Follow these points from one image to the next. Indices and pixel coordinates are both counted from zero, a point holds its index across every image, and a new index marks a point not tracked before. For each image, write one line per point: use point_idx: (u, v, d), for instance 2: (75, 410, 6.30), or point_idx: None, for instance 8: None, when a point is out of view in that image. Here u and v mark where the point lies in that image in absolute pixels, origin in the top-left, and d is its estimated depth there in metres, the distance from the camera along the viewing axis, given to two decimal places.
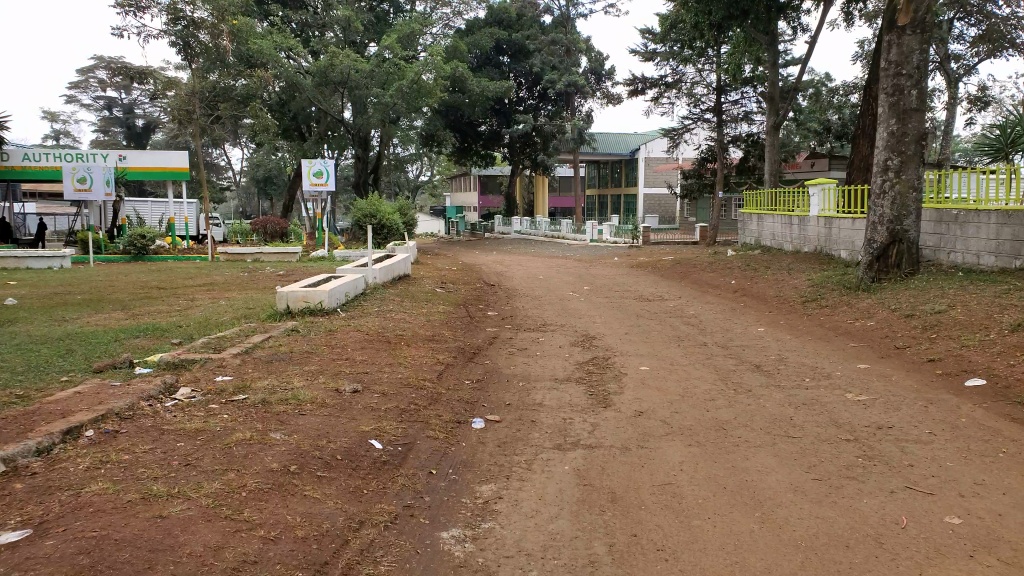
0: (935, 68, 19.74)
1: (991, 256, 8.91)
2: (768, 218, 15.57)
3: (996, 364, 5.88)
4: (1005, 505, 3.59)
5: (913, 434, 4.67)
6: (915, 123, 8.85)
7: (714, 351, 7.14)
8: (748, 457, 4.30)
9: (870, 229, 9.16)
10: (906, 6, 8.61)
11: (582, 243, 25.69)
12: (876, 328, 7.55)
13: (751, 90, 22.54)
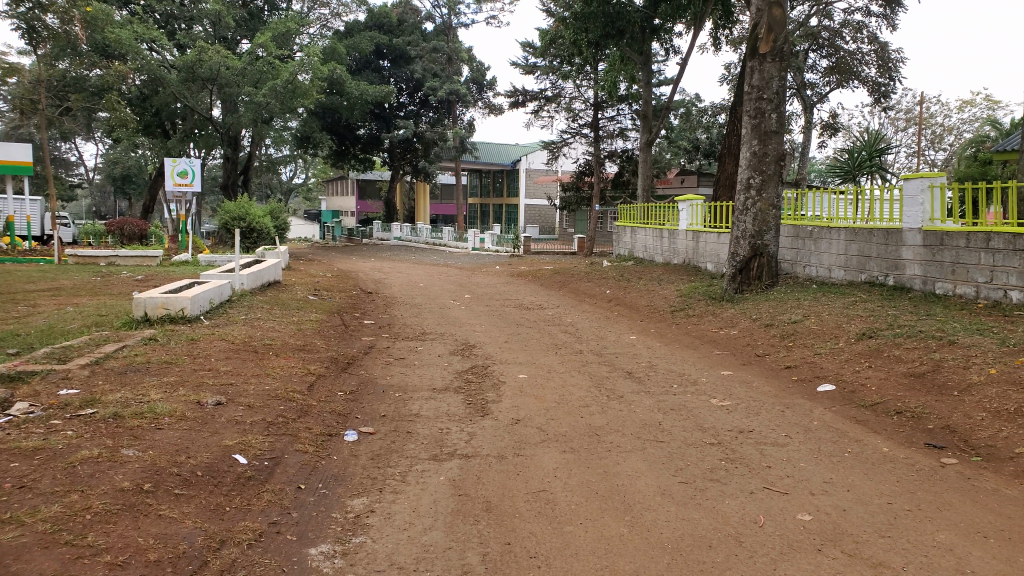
0: (793, 95, 21.13)
1: (841, 270, 9.62)
2: (641, 231, 16.15)
3: (844, 370, 6.33)
4: (850, 502, 3.85)
5: (771, 437, 4.95)
6: (775, 144, 9.40)
7: (589, 359, 7.30)
8: (619, 462, 4.41)
9: (734, 243, 9.67)
10: (767, 35, 9.13)
11: (463, 252, 25.74)
12: (739, 337, 7.96)
13: (627, 107, 23.32)
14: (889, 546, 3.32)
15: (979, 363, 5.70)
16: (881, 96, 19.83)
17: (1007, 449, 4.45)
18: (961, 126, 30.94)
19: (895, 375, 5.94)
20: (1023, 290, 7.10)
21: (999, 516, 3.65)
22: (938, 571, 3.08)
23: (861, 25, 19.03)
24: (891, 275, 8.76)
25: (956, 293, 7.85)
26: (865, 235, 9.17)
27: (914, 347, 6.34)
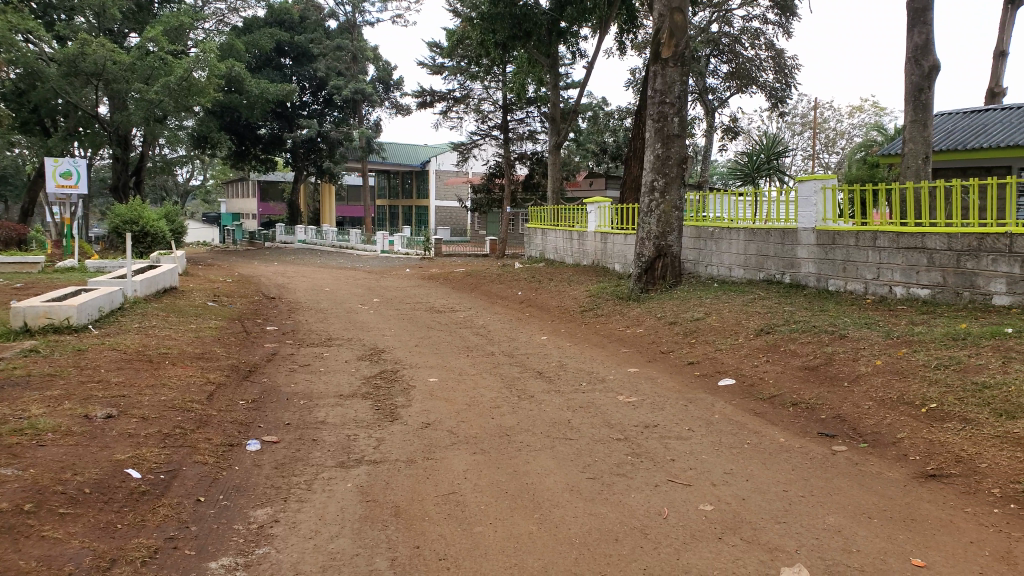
0: (695, 99, 21.82)
1: (740, 269, 10.04)
2: (551, 233, 16.36)
3: (743, 365, 6.60)
4: (749, 491, 4.01)
5: (675, 431, 5.10)
6: (677, 148, 9.68)
7: (500, 360, 7.34)
8: (529, 461, 4.45)
9: (639, 244, 9.92)
10: (668, 40, 9.37)
11: (372, 255, 25.40)
12: (645, 335, 8.17)
13: (536, 109, 23.56)
14: (784, 531, 3.48)
15: (866, 355, 6.06)
16: (777, 101, 20.75)
17: (890, 435, 4.75)
18: (852, 131, 32.72)
19: (791, 368, 6.23)
20: (906, 285, 7.63)
21: (883, 497, 3.89)
22: (828, 552, 3.26)
23: (758, 33, 19.85)
24: (787, 274, 9.20)
25: (847, 289, 8.34)
26: (762, 235, 9.59)
27: (808, 341, 6.68)
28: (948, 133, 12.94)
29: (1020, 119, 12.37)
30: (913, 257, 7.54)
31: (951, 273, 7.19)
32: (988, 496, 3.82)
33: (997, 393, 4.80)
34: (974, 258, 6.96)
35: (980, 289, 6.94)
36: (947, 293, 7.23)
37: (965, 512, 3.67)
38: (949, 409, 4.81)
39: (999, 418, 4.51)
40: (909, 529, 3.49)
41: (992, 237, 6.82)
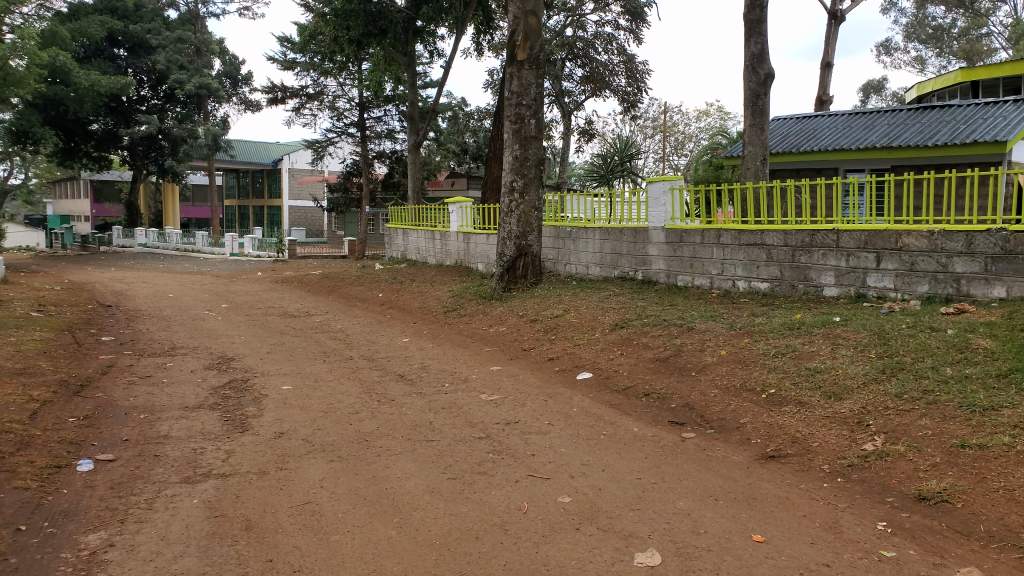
0: (552, 101, 22.32)
1: (596, 267, 10.36)
2: (412, 233, 16.24)
3: (600, 359, 6.81)
4: (604, 480, 4.14)
5: (535, 426, 5.19)
6: (534, 149, 9.84)
7: (359, 364, 7.19)
8: (388, 465, 4.39)
9: (500, 244, 10.02)
10: (523, 42, 9.50)
11: (221, 258, 24.19)
12: (507, 333, 8.27)
13: (393, 108, 23.31)
14: (637, 518, 3.62)
15: (712, 345, 6.42)
16: (629, 105, 21.61)
17: (734, 420, 5.06)
18: (698, 134, 34.66)
19: (644, 361, 6.50)
20: (747, 279, 8.19)
21: (726, 479, 4.14)
22: (677, 535, 3.41)
23: (611, 38, 20.57)
24: (640, 271, 9.59)
25: (694, 284, 8.82)
26: (617, 234, 9.95)
27: (659, 334, 6.99)
28: (784, 137, 13.92)
29: (844, 125, 13.54)
30: (753, 253, 8.09)
31: (787, 267, 7.78)
32: (819, 472, 4.15)
33: (826, 377, 5.24)
34: (806, 253, 7.57)
35: (812, 282, 7.57)
36: (784, 286, 7.82)
37: (799, 487, 3.97)
38: (785, 394, 5.18)
39: (828, 399, 4.93)
40: (751, 508, 3.73)
41: (822, 233, 7.45)
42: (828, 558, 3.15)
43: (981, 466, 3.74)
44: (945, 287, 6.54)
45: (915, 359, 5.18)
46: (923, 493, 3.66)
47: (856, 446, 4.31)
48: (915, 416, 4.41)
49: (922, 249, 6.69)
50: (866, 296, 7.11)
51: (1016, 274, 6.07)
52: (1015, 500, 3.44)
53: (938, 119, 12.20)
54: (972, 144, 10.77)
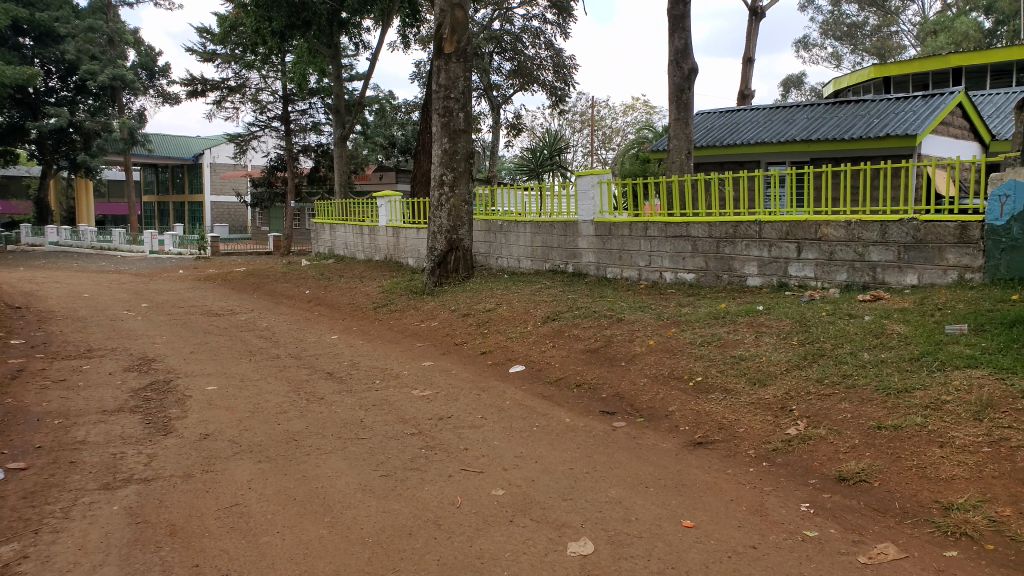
0: (480, 94, 22.27)
1: (528, 260, 10.41)
2: (340, 228, 16.00)
3: (532, 352, 6.86)
4: (537, 472, 4.19)
5: (467, 421, 5.19)
6: (464, 142, 9.79)
7: (287, 363, 7.04)
8: (318, 464, 4.32)
9: (431, 238, 9.96)
10: (450, 36, 9.42)
11: (139, 256, 23.31)
12: (438, 328, 8.23)
13: (319, 101, 22.91)
14: (569, 508, 3.67)
15: (641, 336, 6.55)
16: (557, 100, 21.76)
17: (663, 408, 5.18)
18: (625, 129, 35.20)
19: (575, 352, 6.58)
20: (674, 271, 8.38)
21: (657, 466, 4.24)
22: (609, 523, 3.48)
23: (539, 32, 20.65)
24: (570, 263, 9.69)
25: (623, 276, 8.97)
26: (547, 227, 10.02)
27: (590, 325, 7.09)
28: (708, 131, 14.26)
29: (765, 119, 13.96)
30: (680, 245, 8.28)
31: (712, 258, 8.00)
32: (745, 457, 4.29)
33: (751, 364, 5.43)
34: (730, 244, 7.80)
35: (736, 272, 7.80)
36: (709, 277, 8.04)
37: (726, 473, 4.10)
38: (712, 381, 5.34)
39: (753, 386, 5.10)
40: (680, 494, 3.83)
41: (745, 225, 7.69)
42: (755, 540, 3.26)
43: (896, 446, 3.94)
44: (862, 275, 6.86)
45: (835, 346, 5.41)
46: (843, 474, 3.83)
47: (780, 430, 4.48)
48: (835, 400, 4.61)
49: (840, 239, 6.98)
50: (788, 285, 7.39)
51: (926, 261, 6.42)
52: (925, 476, 3.64)
53: (852, 114, 12.71)
54: (884, 138, 11.27)
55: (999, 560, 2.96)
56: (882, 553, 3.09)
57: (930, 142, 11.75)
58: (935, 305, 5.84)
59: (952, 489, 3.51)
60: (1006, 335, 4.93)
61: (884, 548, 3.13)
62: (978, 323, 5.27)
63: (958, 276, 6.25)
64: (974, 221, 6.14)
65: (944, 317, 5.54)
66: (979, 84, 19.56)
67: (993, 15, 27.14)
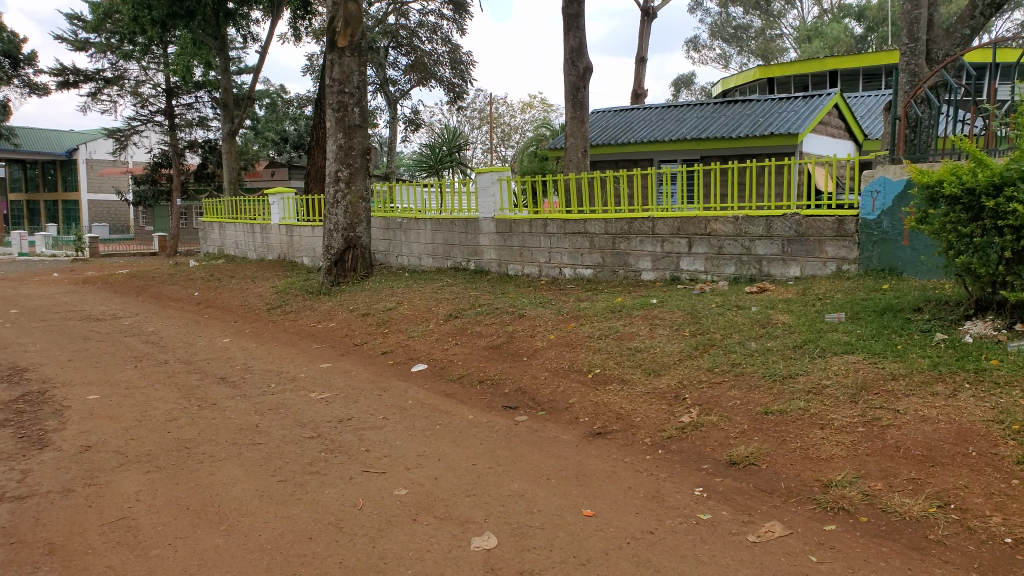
0: (376, 89, 21.92)
1: (429, 258, 10.36)
2: (230, 227, 15.42)
3: (434, 350, 6.83)
4: (439, 469, 4.18)
5: (368, 422, 5.11)
6: (359, 138, 9.59)
7: (176, 369, 6.73)
8: (212, 472, 4.16)
9: (327, 236, 9.74)
10: (344, 30, 9.19)
11: (8, 258, 21.72)
12: (336, 328, 8.07)
13: (205, 94, 21.99)
14: (472, 504, 3.68)
15: (542, 331, 6.63)
16: (455, 96, 21.69)
17: (564, 401, 5.27)
18: (523, 126, 35.53)
19: (478, 349, 6.60)
20: (573, 266, 8.53)
21: (558, 458, 4.31)
22: (512, 516, 3.51)
23: (435, 28, 20.52)
24: (471, 260, 9.71)
25: (524, 273, 9.06)
26: (448, 224, 9.99)
27: (492, 322, 7.13)
28: (603, 129, 14.57)
29: (657, 118, 14.38)
30: (577, 241, 8.44)
31: (608, 254, 8.20)
32: (642, 445, 4.42)
33: (646, 355, 5.60)
34: (625, 240, 8.02)
35: (632, 267, 8.03)
36: (606, 272, 8.23)
37: (625, 461, 4.21)
38: (610, 373, 5.47)
39: (648, 375, 5.27)
40: (581, 484, 3.91)
41: (639, 221, 7.92)
42: (652, 526, 3.37)
43: (781, 430, 4.16)
44: (748, 268, 7.19)
45: (724, 335, 5.65)
46: (733, 458, 4.01)
47: (674, 418, 4.64)
48: (725, 388, 4.82)
49: (728, 233, 7.29)
50: (680, 278, 7.66)
51: (807, 254, 6.81)
52: (807, 457, 3.85)
53: (738, 114, 13.29)
54: (768, 137, 11.85)
55: (873, 530, 3.17)
56: (769, 531, 3.26)
57: (809, 141, 12.43)
58: (815, 295, 6.20)
59: (831, 467, 3.73)
60: (878, 321, 5.28)
61: (771, 526, 3.29)
62: (854, 311, 5.62)
63: (836, 267, 6.67)
64: (850, 216, 6.57)
65: (823, 307, 5.89)
66: (853, 86, 20.81)
67: (863, 21, 28.94)
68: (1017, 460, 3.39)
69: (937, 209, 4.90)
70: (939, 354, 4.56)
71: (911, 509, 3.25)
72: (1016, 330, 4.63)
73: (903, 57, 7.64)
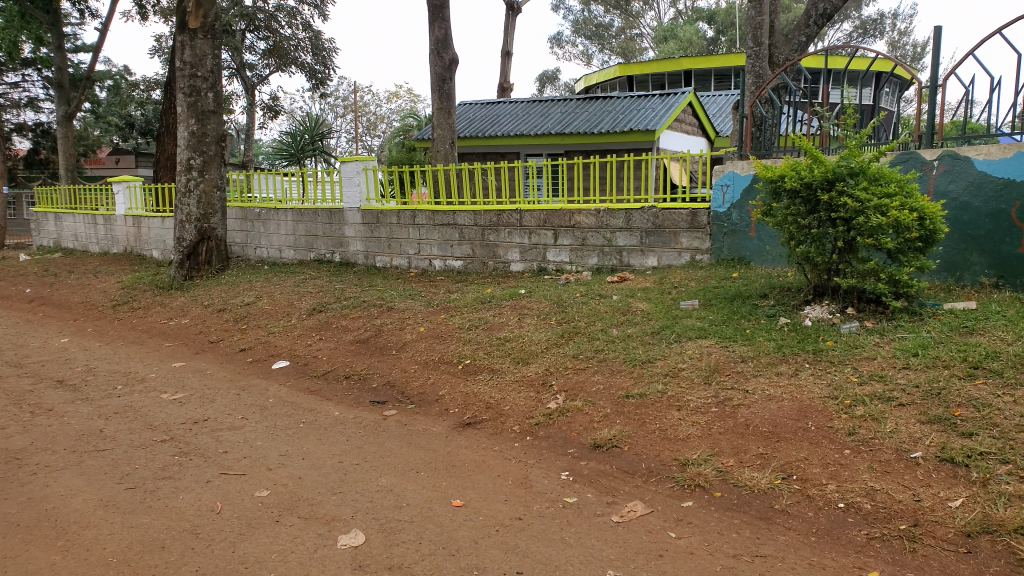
0: (231, 74, 20.86)
1: (290, 250, 10.01)
2: (66, 218, 14.23)
3: (296, 345, 6.59)
4: (304, 469, 4.04)
5: (227, 423, 4.87)
6: (213, 125, 9.05)
7: (4, 373, 6.12)
8: (48, 484, 3.82)
9: (178, 228, 9.18)
10: (195, 9, 8.62)
11: None
12: (190, 325, 7.61)
13: (35, 73, 20.13)
14: (339, 501, 3.58)
15: (411, 323, 6.57)
16: (317, 83, 20.99)
17: (433, 393, 5.24)
18: (389, 116, 35.06)
19: (344, 343, 6.44)
20: (443, 258, 8.50)
21: (427, 450, 4.28)
22: (380, 511, 3.45)
23: (295, 12, 19.73)
24: (337, 252, 9.46)
25: (392, 264, 8.94)
26: (310, 215, 9.68)
27: (358, 316, 6.98)
28: (470, 121, 14.61)
29: (523, 112, 14.56)
30: (446, 233, 8.41)
31: (477, 245, 8.22)
32: (511, 433, 4.47)
33: (514, 344, 5.67)
34: (493, 232, 8.07)
35: (500, 259, 8.09)
36: (475, 263, 8.26)
37: (494, 450, 4.24)
38: (479, 363, 5.49)
39: (516, 364, 5.34)
40: (450, 475, 3.90)
41: (508, 213, 7.98)
42: (520, 512, 3.40)
43: (642, 412, 4.32)
44: (610, 259, 7.43)
45: (588, 323, 5.81)
46: (597, 441, 4.12)
47: (541, 404, 4.72)
48: (589, 373, 4.96)
49: (591, 226, 7.48)
50: (547, 269, 7.79)
51: (664, 244, 7.13)
52: (666, 437, 4.02)
53: (600, 110, 13.68)
54: (628, 133, 12.28)
55: (725, 504, 3.36)
56: (631, 510, 3.37)
57: (666, 137, 13.00)
58: (671, 284, 6.49)
59: (688, 446, 3.91)
60: (728, 308, 5.60)
61: (633, 506, 3.41)
62: (707, 298, 5.93)
63: (690, 257, 7.02)
64: (702, 209, 6.92)
65: (679, 295, 6.17)
66: (705, 85, 21.95)
67: (714, 24, 30.62)
68: (849, 432, 3.68)
69: (780, 203, 5.24)
70: (783, 337, 4.88)
71: (759, 482, 3.46)
72: (847, 314, 5.04)
73: (749, 59, 8.11)
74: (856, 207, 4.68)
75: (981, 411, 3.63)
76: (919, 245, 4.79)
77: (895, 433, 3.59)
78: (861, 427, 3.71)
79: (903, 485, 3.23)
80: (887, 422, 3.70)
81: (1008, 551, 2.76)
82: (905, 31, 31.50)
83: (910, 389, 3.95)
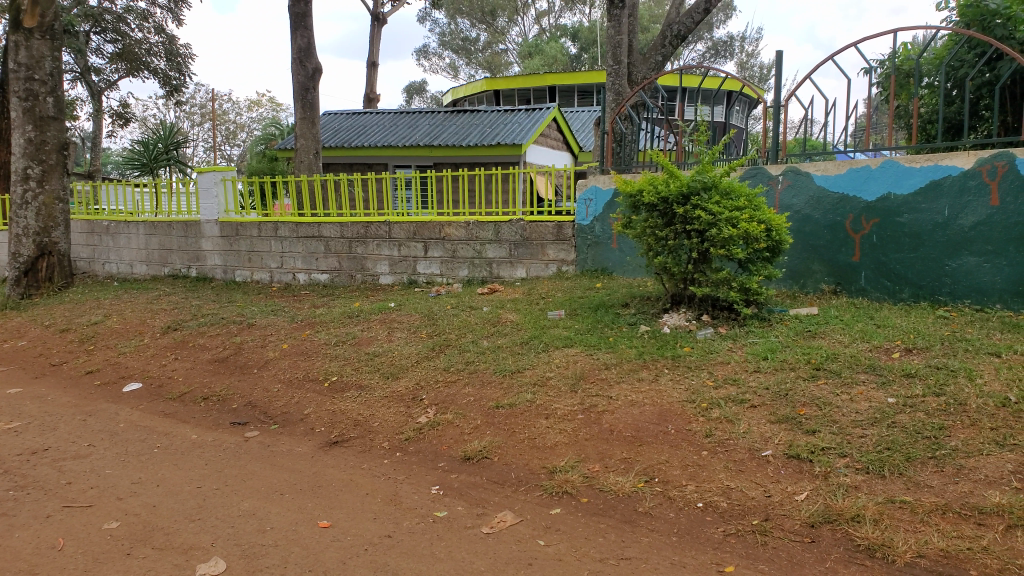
0: (75, 77, 19.48)
1: (142, 265, 9.47)
2: None
3: (149, 366, 6.21)
4: (158, 496, 3.81)
5: (70, 451, 4.52)
6: (54, 132, 8.41)
7: None
8: None
9: (14, 242, 8.47)
10: (31, 8, 7.97)
11: None
12: (28, 347, 7.02)
13: None
14: (197, 529, 3.40)
15: (273, 340, 6.36)
16: (171, 90, 19.91)
17: (298, 412, 5.08)
18: (251, 125, 33.97)
19: (201, 363, 6.15)
20: (308, 271, 8.29)
21: (292, 472, 4.14)
22: (242, 537, 3.31)
23: (146, 15, 18.68)
24: (193, 267, 9.04)
25: (253, 278, 8.63)
26: (164, 228, 9.19)
27: (217, 333, 6.69)
28: (336, 132, 14.36)
29: (390, 123, 14.45)
30: (311, 245, 8.20)
31: (344, 258, 8.07)
32: (381, 449, 4.39)
33: (383, 359, 5.60)
34: (361, 244, 7.95)
35: (369, 271, 7.98)
36: (342, 276, 8.11)
37: (362, 468, 4.15)
38: (347, 380, 5.38)
39: (386, 379, 5.27)
40: (317, 496, 3.79)
41: (376, 225, 7.88)
42: (389, 530, 3.35)
43: (511, 422, 4.37)
44: (480, 271, 7.48)
45: (458, 335, 5.83)
46: (467, 453, 4.13)
47: (411, 419, 4.68)
48: (459, 385, 4.97)
49: (461, 238, 7.51)
50: (417, 282, 7.76)
51: (532, 256, 7.26)
52: (535, 446, 4.09)
53: (468, 123, 13.77)
54: (496, 146, 12.42)
55: (591, 509, 3.44)
56: (501, 521, 3.40)
57: (532, 151, 13.27)
58: (539, 294, 6.62)
59: (556, 454, 3.99)
60: (592, 317, 5.78)
61: (503, 516, 3.44)
62: (572, 308, 6.09)
63: (557, 268, 7.18)
64: (567, 221, 7.11)
65: (546, 305, 6.31)
66: (570, 102, 22.62)
67: (578, 41, 31.65)
68: (706, 433, 3.88)
69: (639, 215, 5.45)
70: (643, 344, 5.09)
71: (623, 486, 3.58)
72: (703, 321, 5.31)
73: (610, 76, 8.41)
74: (709, 220, 4.95)
75: (823, 409, 3.92)
76: (767, 254, 5.12)
77: (747, 434, 3.82)
78: (717, 429, 3.91)
79: (755, 482, 3.43)
80: (740, 423, 3.92)
81: (847, 538, 2.97)
82: (753, 53, 33.72)
83: (760, 391, 4.21)
